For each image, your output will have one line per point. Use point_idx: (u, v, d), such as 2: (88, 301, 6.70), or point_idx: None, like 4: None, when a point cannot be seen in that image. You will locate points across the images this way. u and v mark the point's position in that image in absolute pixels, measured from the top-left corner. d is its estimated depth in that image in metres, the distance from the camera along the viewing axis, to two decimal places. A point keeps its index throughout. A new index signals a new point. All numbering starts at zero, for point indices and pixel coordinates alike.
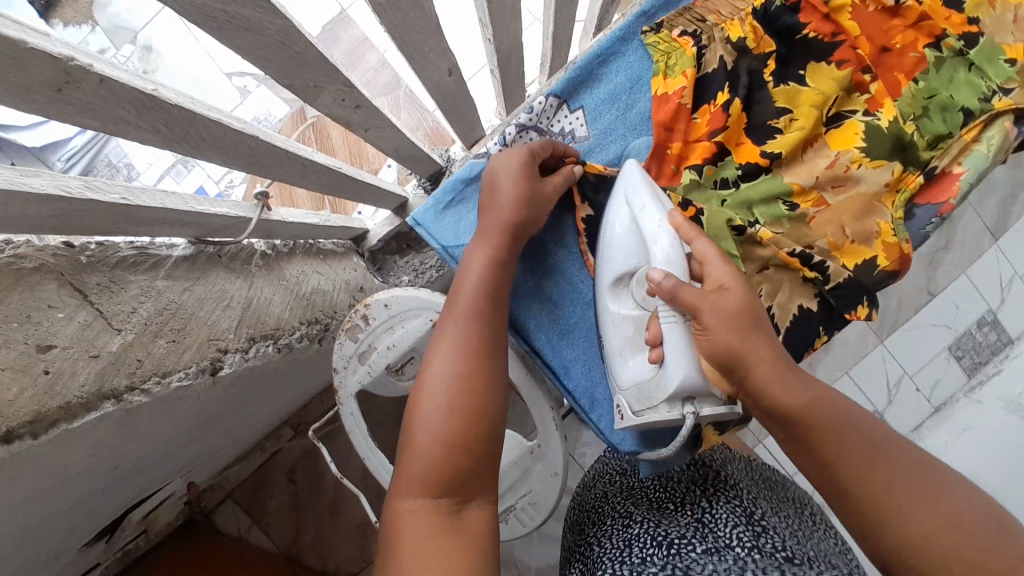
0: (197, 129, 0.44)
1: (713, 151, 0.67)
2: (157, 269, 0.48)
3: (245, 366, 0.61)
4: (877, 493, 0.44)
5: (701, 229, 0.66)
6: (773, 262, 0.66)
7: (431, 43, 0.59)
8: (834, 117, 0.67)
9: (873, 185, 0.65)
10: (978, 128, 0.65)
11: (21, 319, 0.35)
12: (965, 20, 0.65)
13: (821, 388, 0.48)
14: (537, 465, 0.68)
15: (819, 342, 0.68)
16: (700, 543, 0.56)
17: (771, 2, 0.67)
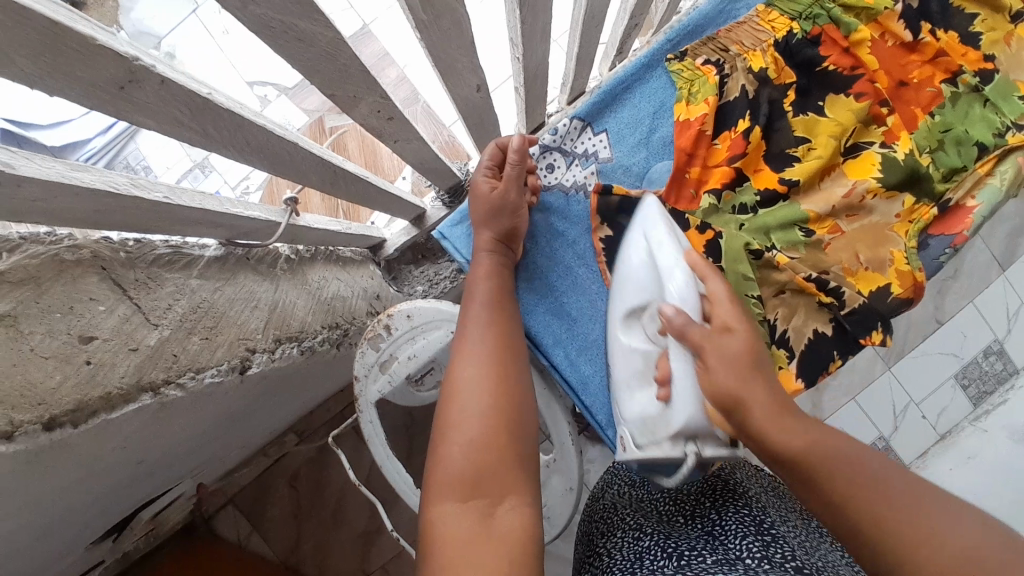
0: (243, 133, 0.45)
1: (731, 176, 0.66)
2: (190, 268, 0.49)
3: (271, 367, 0.62)
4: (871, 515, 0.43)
5: (719, 251, 0.64)
6: (790, 286, 0.65)
7: (464, 59, 0.61)
8: (851, 148, 0.66)
9: (884, 217, 0.65)
10: (991, 162, 0.65)
11: (68, 310, 0.36)
12: (980, 58, 0.67)
13: (823, 430, 0.48)
14: (554, 479, 0.65)
15: (833, 367, 0.66)
16: (709, 553, 0.54)
17: (792, 35, 0.66)
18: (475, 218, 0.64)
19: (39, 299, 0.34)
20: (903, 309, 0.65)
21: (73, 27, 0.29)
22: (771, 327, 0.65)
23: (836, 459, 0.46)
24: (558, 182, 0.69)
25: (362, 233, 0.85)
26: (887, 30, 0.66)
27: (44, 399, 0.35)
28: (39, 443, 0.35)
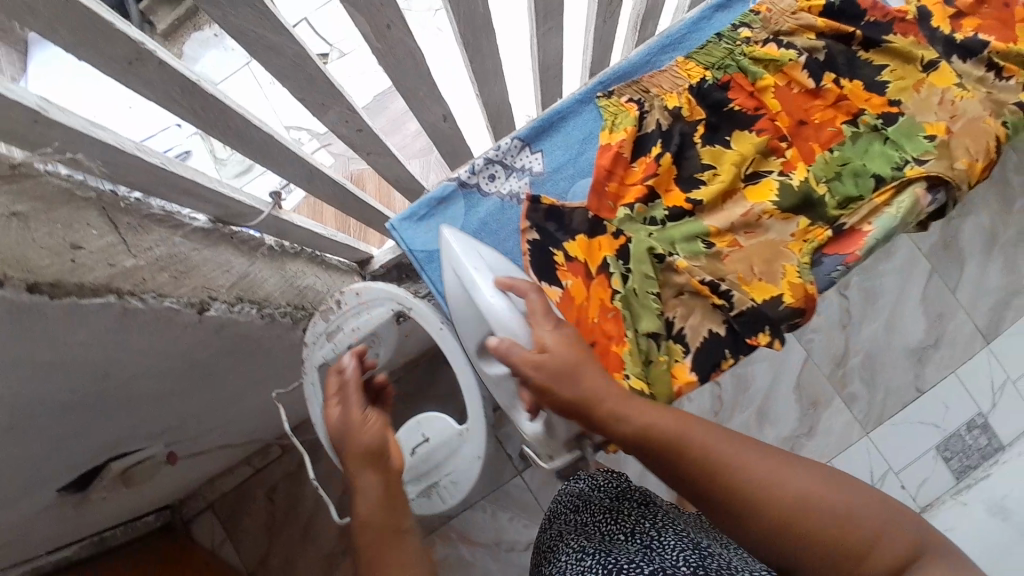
0: (225, 120, 0.58)
1: (645, 193, 0.71)
2: (177, 230, 0.61)
3: (229, 317, 0.71)
4: (739, 493, 0.54)
5: (628, 253, 0.70)
6: (688, 288, 0.68)
7: (425, 88, 0.73)
8: (751, 175, 0.72)
9: (780, 234, 0.70)
10: (889, 193, 0.70)
11: (65, 226, 0.48)
12: (883, 103, 0.74)
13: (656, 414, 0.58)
14: (463, 448, 0.68)
15: (724, 366, 0.68)
16: (646, 565, 0.56)
17: (704, 81, 0.73)
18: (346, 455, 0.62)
19: (52, 211, 0.46)
20: (797, 320, 0.67)
21: (105, 17, 0.43)
22: (668, 323, 0.69)
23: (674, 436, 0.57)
24: (497, 191, 0.73)
25: (348, 244, 0.97)
26: (792, 79, 0.74)
27: (30, 268, 0.45)
28: (21, 298, 0.44)
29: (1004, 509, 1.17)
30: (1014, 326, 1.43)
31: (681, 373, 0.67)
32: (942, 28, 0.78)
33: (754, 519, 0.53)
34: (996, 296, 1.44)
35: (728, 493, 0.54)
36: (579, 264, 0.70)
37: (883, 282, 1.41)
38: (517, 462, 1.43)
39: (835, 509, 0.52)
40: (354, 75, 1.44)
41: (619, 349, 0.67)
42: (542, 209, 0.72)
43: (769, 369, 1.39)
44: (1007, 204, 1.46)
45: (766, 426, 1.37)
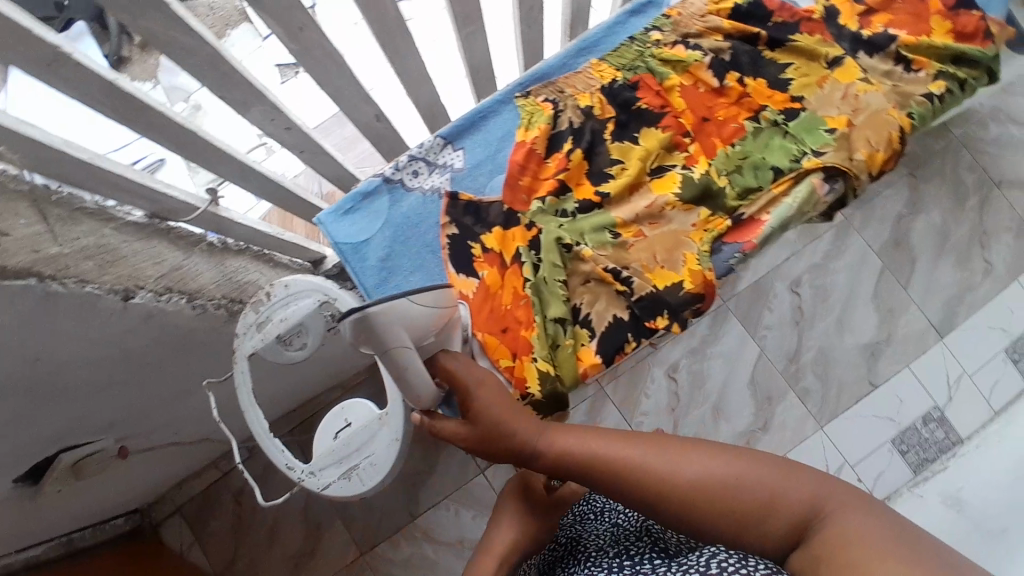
0: (147, 117, 0.61)
1: (556, 187, 0.83)
2: (108, 222, 0.65)
3: (155, 307, 0.73)
4: (666, 494, 0.57)
5: (540, 244, 0.82)
6: (594, 275, 0.81)
7: (350, 88, 0.77)
8: (657, 169, 0.85)
9: (681, 225, 0.83)
10: (785, 185, 0.82)
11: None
12: (785, 99, 0.86)
13: (581, 439, 0.64)
14: (382, 430, 0.70)
15: (628, 346, 0.81)
16: (613, 543, 0.68)
17: (615, 81, 0.86)
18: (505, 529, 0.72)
19: None
20: (696, 305, 0.81)
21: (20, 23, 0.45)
22: (576, 309, 0.81)
23: (598, 456, 0.62)
24: (420, 186, 0.84)
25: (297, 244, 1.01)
26: (697, 78, 0.86)
27: None
28: None
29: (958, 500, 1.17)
30: (968, 321, 1.46)
31: (588, 354, 0.80)
32: (849, 26, 0.89)
33: (693, 513, 0.56)
34: (950, 292, 1.47)
35: (659, 500, 0.58)
36: (495, 254, 0.82)
37: (835, 280, 1.45)
38: (480, 461, 1.44)
39: (752, 483, 0.56)
40: (306, 96, 1.32)
41: (529, 333, 0.79)
42: (461, 205, 0.84)
43: (723, 366, 1.43)
44: (959, 201, 1.49)
45: (722, 422, 1.41)
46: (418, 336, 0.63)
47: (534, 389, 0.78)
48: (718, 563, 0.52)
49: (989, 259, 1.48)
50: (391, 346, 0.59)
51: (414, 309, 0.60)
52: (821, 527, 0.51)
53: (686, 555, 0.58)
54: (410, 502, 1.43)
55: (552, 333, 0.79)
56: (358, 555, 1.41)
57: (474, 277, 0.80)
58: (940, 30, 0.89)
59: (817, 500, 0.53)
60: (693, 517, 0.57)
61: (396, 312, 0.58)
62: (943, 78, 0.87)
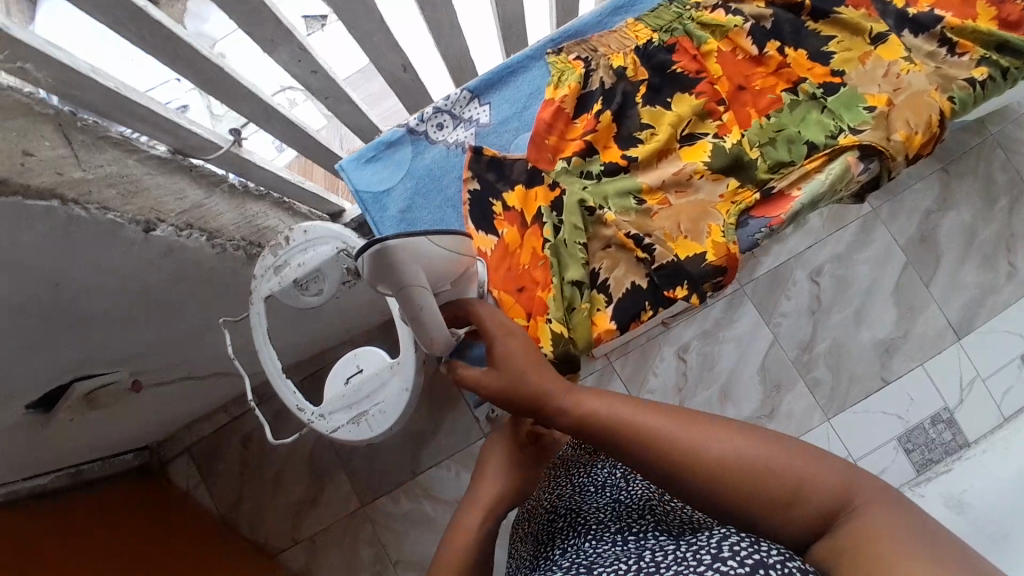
0: (173, 45, 0.61)
1: (582, 147, 0.82)
2: (132, 154, 0.65)
3: (176, 242, 0.73)
4: (688, 468, 0.55)
5: (562, 205, 0.81)
6: (615, 241, 0.80)
7: (379, 35, 0.75)
8: (688, 136, 0.82)
9: (708, 195, 0.80)
10: (820, 160, 0.78)
11: (20, 133, 0.51)
12: (826, 73, 0.81)
13: (599, 401, 0.62)
14: (393, 379, 0.70)
15: (644, 315, 0.80)
16: (619, 525, 0.65)
17: (651, 43, 0.84)
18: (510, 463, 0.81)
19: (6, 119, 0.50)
20: (718, 278, 0.78)
21: None
22: (594, 273, 0.80)
23: (620, 420, 0.60)
24: (444, 139, 0.87)
25: (317, 194, 1.01)
26: (737, 45, 0.83)
27: None
28: None
29: (961, 502, 1.16)
30: (987, 324, 1.43)
31: (602, 320, 0.79)
32: (895, 2, 0.82)
33: (717, 489, 0.54)
34: (972, 293, 1.44)
35: (679, 474, 0.56)
36: (515, 213, 0.81)
37: (856, 272, 1.43)
38: (484, 425, 1.44)
39: (781, 466, 0.53)
40: (333, 46, 1.30)
41: (545, 294, 0.78)
42: (484, 160, 0.84)
43: (734, 350, 1.42)
44: (992, 201, 1.45)
45: (728, 405, 1.41)
46: (434, 280, 0.64)
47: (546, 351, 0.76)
48: (729, 546, 0.51)
49: (1016, 263, 1.45)
50: (408, 283, 0.60)
51: (429, 249, 0.63)
52: (853, 519, 0.50)
53: (695, 536, 0.56)
54: (411, 460, 1.44)
55: (569, 295, 0.78)
56: (358, 508, 1.44)
57: (493, 234, 0.80)
58: (985, 15, 0.82)
59: (849, 491, 0.52)
60: (716, 493, 0.54)
61: (410, 247, 0.60)
62: (987, 64, 0.81)
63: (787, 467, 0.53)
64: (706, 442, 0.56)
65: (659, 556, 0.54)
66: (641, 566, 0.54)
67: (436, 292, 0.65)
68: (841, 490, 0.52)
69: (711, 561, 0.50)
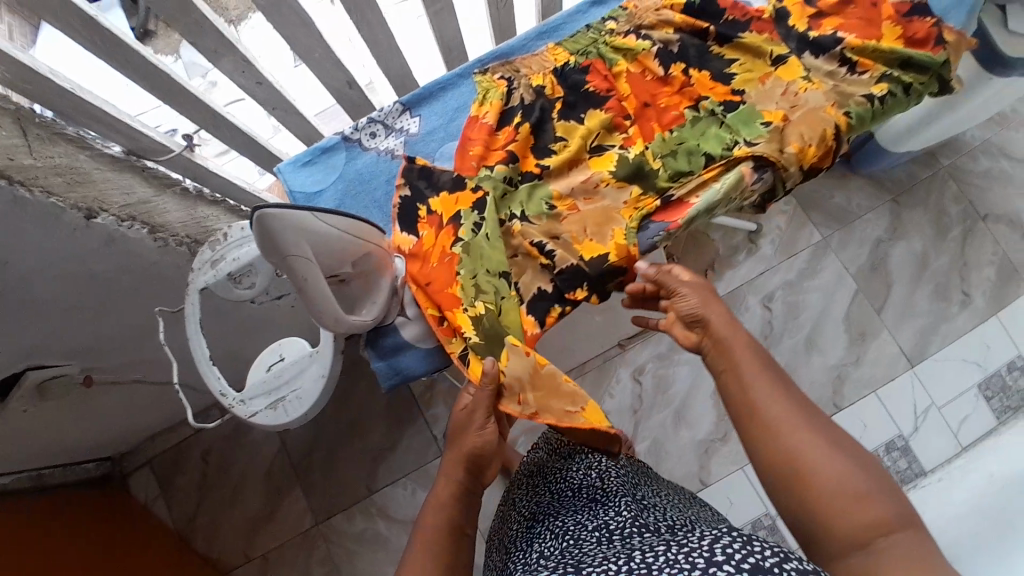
0: (124, 53, 0.66)
1: (505, 157, 0.87)
2: (85, 150, 0.71)
3: (116, 231, 0.78)
4: (771, 427, 0.60)
5: (483, 205, 0.85)
6: (522, 250, 0.86)
7: (321, 54, 0.82)
8: (598, 148, 0.89)
9: (614, 202, 0.86)
10: (716, 170, 0.84)
11: None
12: (728, 92, 0.88)
13: (749, 349, 0.68)
14: (312, 366, 0.75)
15: (553, 315, 0.86)
16: (595, 522, 0.66)
17: (568, 64, 0.91)
18: (458, 437, 0.73)
19: None
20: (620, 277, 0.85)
21: None
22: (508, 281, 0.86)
23: (747, 367, 0.66)
24: (376, 147, 0.93)
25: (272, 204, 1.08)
26: (645, 66, 0.90)
27: None
28: None
29: None
30: (941, 352, 1.45)
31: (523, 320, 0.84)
32: (796, 27, 0.89)
33: (789, 465, 0.57)
34: (924, 322, 1.46)
35: (766, 425, 0.60)
36: (436, 217, 0.86)
37: (807, 298, 1.46)
38: (441, 443, 1.46)
39: (856, 478, 0.55)
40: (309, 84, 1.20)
41: (455, 290, 0.83)
42: (416, 169, 0.88)
43: (689, 373, 1.45)
44: (942, 232, 1.49)
45: (682, 428, 1.43)
46: (319, 255, 0.66)
47: (471, 335, 0.81)
48: (722, 548, 0.51)
49: (969, 292, 1.47)
50: (289, 255, 0.61)
51: (314, 223, 0.65)
52: (884, 540, 0.51)
53: (684, 538, 0.55)
54: (369, 477, 1.46)
55: (492, 287, 0.83)
56: (314, 524, 1.44)
57: (414, 236, 0.85)
58: (890, 35, 0.87)
59: (891, 523, 0.52)
60: (785, 465, 0.58)
61: (290, 218, 0.61)
62: (887, 81, 0.85)
63: (860, 485, 0.54)
64: (800, 424, 0.59)
65: (650, 558, 0.53)
66: (632, 568, 0.53)
67: (323, 267, 0.67)
68: (886, 520, 0.52)
69: (707, 566, 0.49)
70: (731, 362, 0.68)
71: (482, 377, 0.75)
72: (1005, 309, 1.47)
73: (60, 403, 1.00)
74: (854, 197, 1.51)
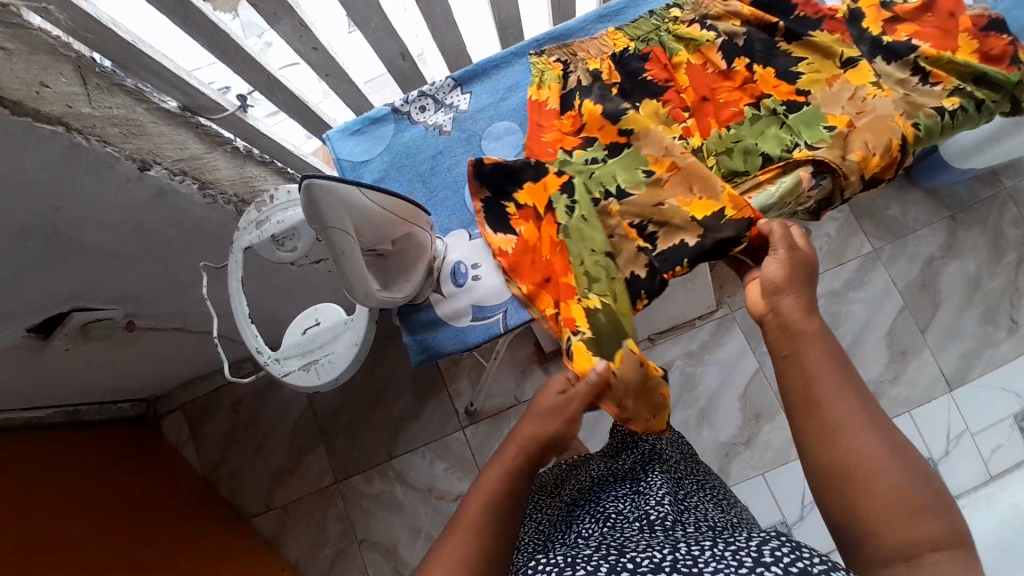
0: (184, 8, 0.67)
1: (580, 141, 0.86)
2: (141, 103, 0.72)
3: (167, 185, 0.80)
4: (832, 420, 0.57)
5: (572, 188, 0.83)
6: (619, 231, 0.81)
7: (377, 22, 0.82)
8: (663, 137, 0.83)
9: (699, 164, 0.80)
10: (773, 172, 0.81)
11: (40, 67, 0.59)
12: (793, 92, 0.84)
13: (823, 338, 0.63)
14: (345, 333, 0.75)
15: (642, 302, 0.80)
16: (637, 512, 0.66)
17: (627, 50, 0.89)
18: (540, 413, 0.72)
19: (27, 56, 0.58)
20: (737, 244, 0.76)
21: None
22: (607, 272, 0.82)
23: (817, 355, 0.61)
24: (425, 121, 0.93)
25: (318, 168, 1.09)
26: (708, 59, 0.88)
27: None
28: None
29: None
30: (983, 378, 1.39)
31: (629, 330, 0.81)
32: (870, 31, 0.85)
33: (855, 469, 0.54)
34: (970, 345, 1.41)
35: (827, 426, 0.57)
36: (530, 210, 0.86)
37: (847, 310, 1.42)
38: (462, 418, 1.47)
39: (917, 491, 0.52)
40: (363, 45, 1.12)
41: (568, 280, 0.81)
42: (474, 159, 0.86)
43: (716, 373, 1.43)
44: (1000, 254, 1.43)
45: (704, 427, 1.41)
46: (360, 231, 0.65)
47: (583, 329, 0.78)
48: (771, 550, 0.50)
49: (1022, 319, 1.41)
50: (331, 229, 0.61)
51: (359, 199, 0.64)
52: (937, 557, 0.49)
53: (733, 538, 0.55)
54: (388, 444, 1.48)
55: (602, 272, 0.79)
56: (332, 484, 1.48)
57: (513, 234, 0.87)
58: (965, 48, 0.83)
59: (946, 541, 0.50)
60: (846, 466, 0.55)
61: (336, 191, 0.61)
62: (959, 95, 0.81)
63: (922, 498, 0.52)
64: (865, 426, 0.56)
65: (695, 550, 0.54)
66: (675, 556, 0.54)
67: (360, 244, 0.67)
68: (942, 537, 0.50)
69: (754, 565, 0.49)
70: (797, 350, 0.62)
71: (590, 372, 0.73)
72: None
73: (103, 345, 1.04)
74: (909, 210, 1.45)
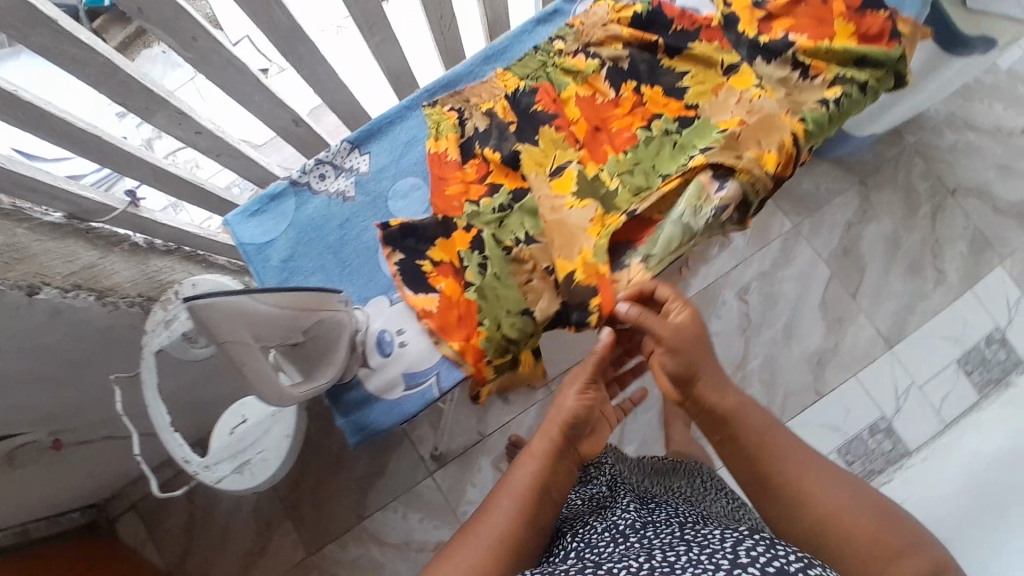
0: (48, 122, 0.62)
1: (485, 189, 0.87)
2: (22, 222, 0.68)
3: (62, 303, 0.74)
4: (795, 476, 0.60)
5: (482, 243, 0.84)
6: (536, 274, 0.83)
7: (261, 95, 0.79)
8: (557, 169, 0.86)
9: (579, 219, 0.83)
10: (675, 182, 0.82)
11: None
12: (682, 107, 0.89)
13: (757, 401, 0.67)
14: (274, 426, 0.78)
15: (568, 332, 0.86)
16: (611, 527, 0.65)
17: (519, 90, 0.90)
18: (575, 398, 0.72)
19: None
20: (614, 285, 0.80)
21: None
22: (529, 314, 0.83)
23: (762, 419, 0.65)
24: (325, 189, 0.91)
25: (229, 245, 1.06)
26: (596, 88, 0.90)
27: None
28: None
29: None
30: (918, 330, 1.45)
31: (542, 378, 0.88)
32: (747, 32, 0.88)
33: (833, 516, 0.57)
34: (901, 301, 1.47)
35: (788, 476, 0.60)
36: (446, 266, 0.85)
37: (782, 288, 1.46)
38: (429, 464, 1.45)
39: (895, 528, 0.56)
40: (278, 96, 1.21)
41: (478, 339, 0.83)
42: (393, 231, 0.86)
43: None
44: (911, 209, 1.49)
45: None
46: (261, 336, 0.63)
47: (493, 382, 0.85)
48: (747, 549, 0.50)
49: (943, 268, 1.48)
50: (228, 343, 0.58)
51: (253, 305, 0.60)
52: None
53: (702, 537, 0.55)
54: (358, 504, 1.44)
55: (519, 331, 0.83)
56: (307, 556, 1.43)
57: (433, 292, 0.85)
58: (842, 32, 0.86)
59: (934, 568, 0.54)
60: (817, 517, 0.57)
61: (224, 306, 0.57)
62: (841, 83, 0.83)
63: (899, 535, 0.55)
64: (829, 480, 0.59)
65: (673, 556, 0.52)
66: (654, 564, 0.52)
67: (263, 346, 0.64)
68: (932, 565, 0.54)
69: (732, 566, 0.49)
70: (730, 432, 0.65)
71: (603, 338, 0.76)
72: (979, 283, 1.47)
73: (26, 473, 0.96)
74: (821, 181, 1.50)
